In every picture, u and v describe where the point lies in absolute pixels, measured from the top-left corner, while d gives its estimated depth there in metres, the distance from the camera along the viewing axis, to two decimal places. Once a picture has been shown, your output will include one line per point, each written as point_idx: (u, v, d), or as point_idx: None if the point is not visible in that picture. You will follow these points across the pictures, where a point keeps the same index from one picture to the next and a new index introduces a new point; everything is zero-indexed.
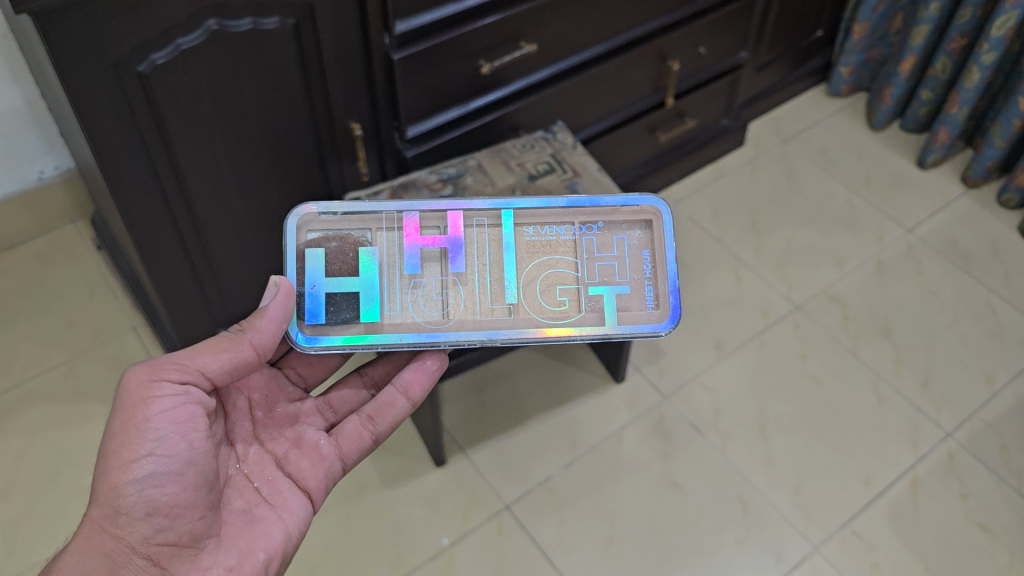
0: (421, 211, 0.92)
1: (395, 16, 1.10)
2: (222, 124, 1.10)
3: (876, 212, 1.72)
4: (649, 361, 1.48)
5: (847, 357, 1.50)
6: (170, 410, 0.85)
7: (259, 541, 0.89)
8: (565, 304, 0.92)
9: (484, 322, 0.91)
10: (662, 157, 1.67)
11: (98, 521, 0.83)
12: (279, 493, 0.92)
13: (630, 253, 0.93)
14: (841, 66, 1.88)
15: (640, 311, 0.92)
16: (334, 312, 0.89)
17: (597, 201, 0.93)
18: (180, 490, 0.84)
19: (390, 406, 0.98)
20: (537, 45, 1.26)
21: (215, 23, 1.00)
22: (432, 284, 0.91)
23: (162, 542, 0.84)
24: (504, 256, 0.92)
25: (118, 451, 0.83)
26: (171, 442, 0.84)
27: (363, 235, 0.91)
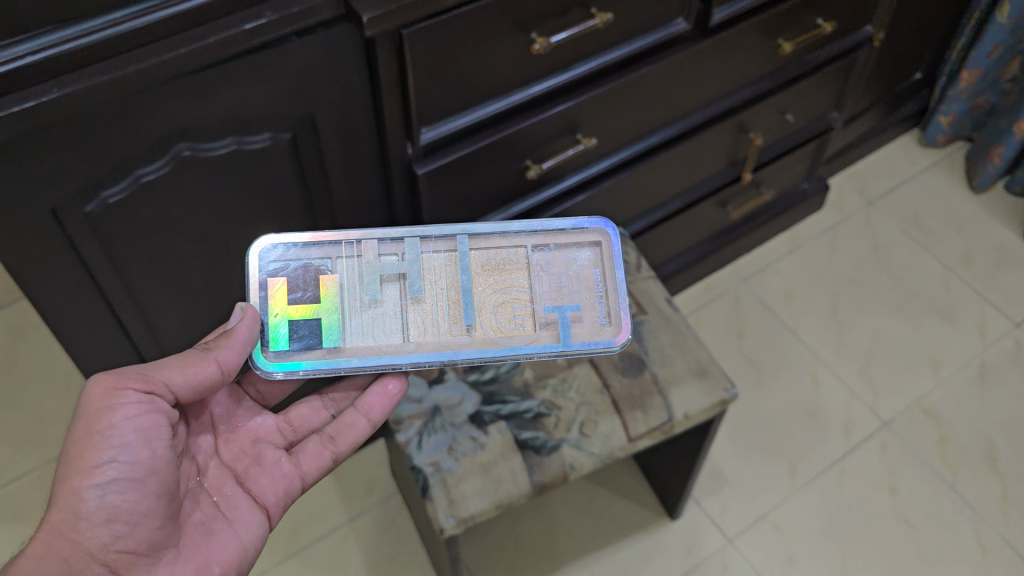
0: (380, 238, 0.76)
1: (422, 124, 0.85)
2: (202, 258, 0.87)
3: (978, 297, 1.46)
4: (710, 492, 1.26)
5: (944, 492, 1.26)
6: (138, 417, 0.69)
7: (215, 556, 0.74)
8: (522, 324, 0.76)
9: (447, 344, 0.74)
10: (730, 232, 1.42)
11: (55, 524, 0.66)
12: (236, 509, 0.77)
13: (580, 274, 0.78)
14: (940, 115, 1.60)
15: (593, 326, 0.77)
16: (298, 337, 0.74)
17: (546, 223, 0.78)
18: (145, 501, 0.69)
19: (352, 426, 0.82)
20: (597, 136, 1.02)
21: (186, 148, 0.76)
22: (392, 309, 0.75)
23: (121, 552, 0.68)
24: (462, 281, 0.76)
25: (77, 454, 0.67)
26: (136, 449, 0.68)
27: (322, 263, 0.75)
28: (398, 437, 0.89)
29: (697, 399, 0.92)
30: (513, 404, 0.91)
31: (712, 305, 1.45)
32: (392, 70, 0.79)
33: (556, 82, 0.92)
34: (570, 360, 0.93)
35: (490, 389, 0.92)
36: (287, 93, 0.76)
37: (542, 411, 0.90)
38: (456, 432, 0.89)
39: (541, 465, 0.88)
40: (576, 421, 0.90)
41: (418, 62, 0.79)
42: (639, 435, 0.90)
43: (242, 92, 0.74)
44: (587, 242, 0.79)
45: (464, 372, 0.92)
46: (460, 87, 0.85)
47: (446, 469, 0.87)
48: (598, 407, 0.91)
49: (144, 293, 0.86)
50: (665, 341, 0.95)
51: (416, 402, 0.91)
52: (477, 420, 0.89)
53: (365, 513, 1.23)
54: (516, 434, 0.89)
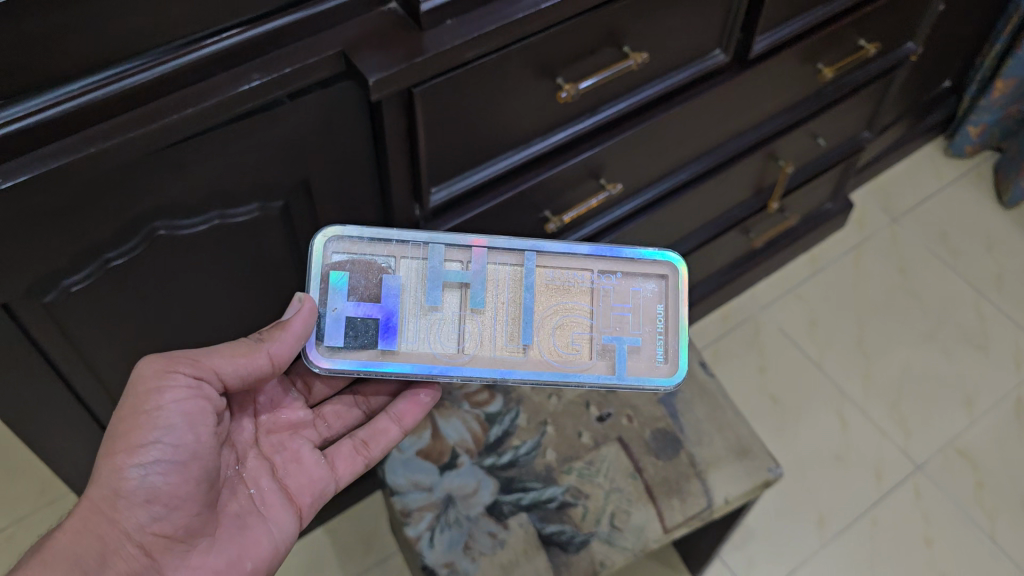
0: (448, 243, 0.66)
1: (433, 183, 0.74)
2: (181, 338, 0.75)
3: (1012, 326, 1.38)
4: (735, 545, 1.18)
5: (982, 543, 1.19)
6: (187, 402, 0.61)
7: (250, 550, 0.65)
8: (578, 351, 0.66)
9: (499, 360, 0.65)
10: (751, 258, 1.33)
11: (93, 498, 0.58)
12: (272, 502, 0.68)
13: (642, 307, 0.68)
14: (969, 124, 1.50)
15: (650, 362, 0.67)
16: (355, 338, 0.64)
17: (616, 250, 0.67)
18: (186, 487, 0.61)
19: (385, 433, 0.73)
20: (622, 179, 0.92)
21: (162, 227, 0.63)
22: (450, 318, 0.66)
23: (157, 535, 0.59)
24: (524, 298, 0.66)
25: (122, 430, 0.59)
26: (182, 434, 0.61)
27: (385, 263, 0.66)
28: (406, 532, 0.79)
29: (739, 481, 0.83)
30: (535, 492, 0.81)
31: (730, 335, 1.36)
32: (400, 132, 0.67)
33: (581, 128, 0.81)
34: (597, 440, 0.84)
35: (508, 475, 0.82)
36: (276, 163, 0.65)
37: (568, 500, 0.81)
38: (473, 527, 0.79)
39: (569, 563, 0.78)
40: (607, 511, 0.81)
41: (429, 121, 0.68)
42: (676, 525, 0.81)
43: (221, 162, 0.62)
44: (654, 274, 0.69)
45: (479, 455, 0.83)
46: (475, 142, 0.74)
47: (462, 571, 0.77)
48: (630, 495, 0.82)
49: (115, 378, 0.75)
50: (701, 415, 0.87)
51: (426, 491, 0.81)
52: (496, 512, 0.80)
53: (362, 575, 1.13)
54: (539, 528, 0.79)
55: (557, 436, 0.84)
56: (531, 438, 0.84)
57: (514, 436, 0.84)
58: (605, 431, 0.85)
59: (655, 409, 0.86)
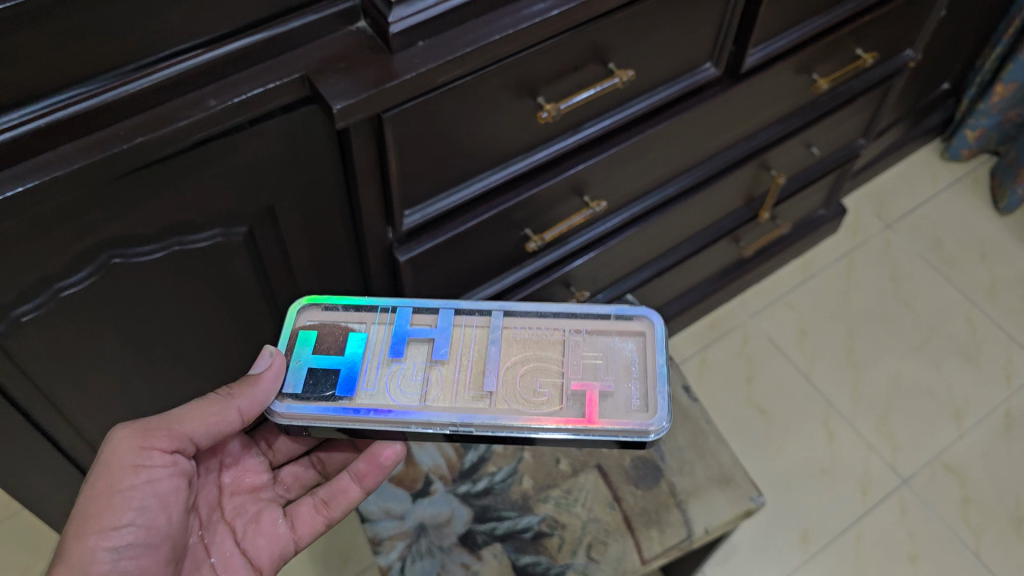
0: (417, 306, 0.65)
1: (405, 206, 0.71)
2: (143, 364, 0.72)
3: (1003, 336, 1.37)
4: (717, 560, 1.16)
5: (967, 560, 1.17)
6: (160, 482, 0.62)
7: None
8: (546, 398, 0.62)
9: (461, 407, 0.61)
10: (741, 265, 1.30)
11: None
12: (233, 572, 0.68)
13: (615, 359, 0.64)
14: (967, 128, 1.47)
15: (626, 406, 0.62)
16: (313, 387, 0.63)
17: (585, 307, 0.65)
18: (156, 566, 0.61)
19: (345, 493, 0.71)
20: (606, 195, 0.89)
21: (114, 256, 0.60)
22: (414, 368, 0.63)
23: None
24: (490, 350, 0.64)
25: (95, 509, 0.59)
26: (153, 514, 0.61)
27: (355, 324, 0.65)
28: (377, 562, 0.77)
29: (720, 510, 0.81)
30: (510, 521, 0.79)
31: (718, 345, 1.34)
32: (370, 156, 0.64)
33: (564, 145, 0.78)
34: (575, 467, 0.82)
35: (483, 503, 0.79)
36: (238, 190, 0.62)
37: (544, 530, 0.78)
38: (445, 558, 0.76)
39: None
40: (583, 542, 0.78)
41: (401, 145, 0.65)
42: (654, 556, 0.79)
43: (176, 190, 0.59)
44: (628, 332, 0.66)
45: (453, 482, 0.80)
46: (450, 164, 0.71)
47: None
48: (608, 525, 0.79)
49: (76, 407, 0.72)
50: (684, 443, 0.84)
51: (398, 520, 0.78)
52: (469, 543, 0.77)
53: None
54: (514, 559, 0.77)
55: (535, 462, 0.82)
56: (507, 464, 0.82)
57: (490, 462, 0.82)
58: (584, 458, 0.83)
59: None
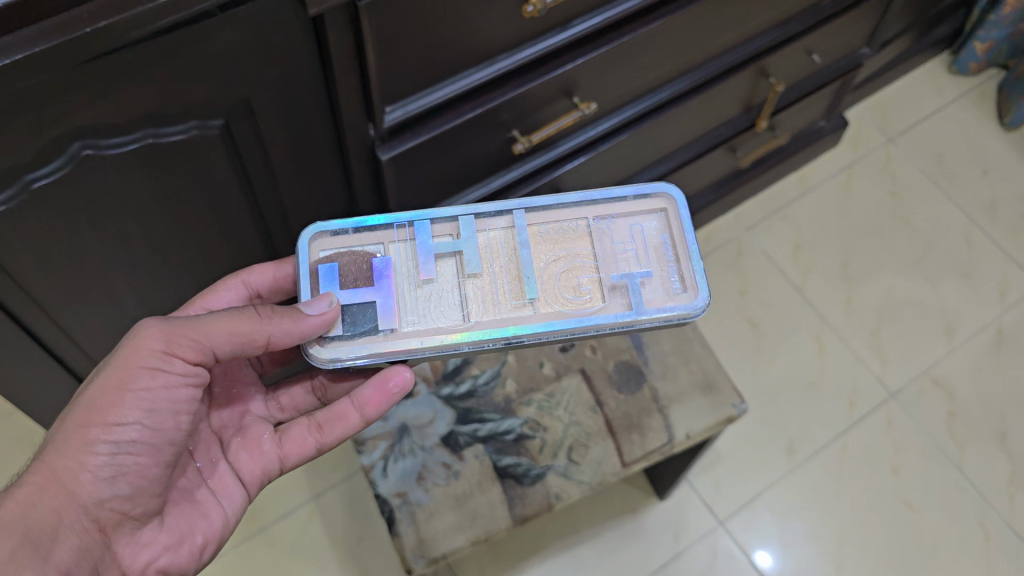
0: (434, 217, 0.63)
1: (385, 102, 0.70)
2: (123, 260, 0.72)
3: (1000, 253, 1.36)
4: (703, 468, 1.17)
5: (949, 472, 1.19)
6: (173, 389, 0.58)
7: (196, 523, 0.63)
8: (588, 294, 0.62)
9: (507, 320, 0.60)
10: (738, 177, 1.28)
11: (56, 467, 0.55)
12: (219, 480, 0.66)
13: (644, 240, 0.64)
14: (976, 40, 1.43)
15: (665, 292, 0.62)
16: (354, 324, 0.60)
17: (607, 191, 0.64)
18: (155, 468, 0.59)
19: (342, 418, 0.67)
20: (596, 97, 0.87)
21: (86, 148, 0.59)
22: (448, 286, 0.62)
23: (114, 511, 0.57)
24: (523, 254, 0.62)
25: (99, 404, 0.56)
26: (162, 418, 0.58)
27: (374, 249, 0.63)
28: (361, 461, 0.78)
29: (702, 416, 0.82)
30: (492, 424, 0.79)
31: (712, 257, 1.33)
32: (347, 47, 0.62)
33: (552, 43, 0.76)
34: (558, 371, 0.82)
35: (466, 405, 0.80)
36: (212, 81, 0.60)
37: (525, 433, 0.79)
38: (427, 457, 0.78)
39: (523, 496, 0.76)
40: (564, 444, 0.79)
41: (379, 36, 0.63)
42: (635, 459, 0.80)
43: (145, 80, 0.56)
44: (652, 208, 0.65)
45: (436, 384, 0.81)
46: (431, 59, 0.69)
47: (414, 502, 0.75)
48: (589, 428, 0.80)
49: (57, 303, 0.72)
50: (668, 349, 0.84)
51: (382, 420, 0.79)
52: (451, 443, 0.78)
53: (330, 488, 1.14)
54: (495, 460, 0.78)
55: (518, 366, 0.83)
56: (491, 368, 0.82)
57: (473, 365, 0.82)
58: (568, 362, 0.83)
59: (619, 341, 0.84)
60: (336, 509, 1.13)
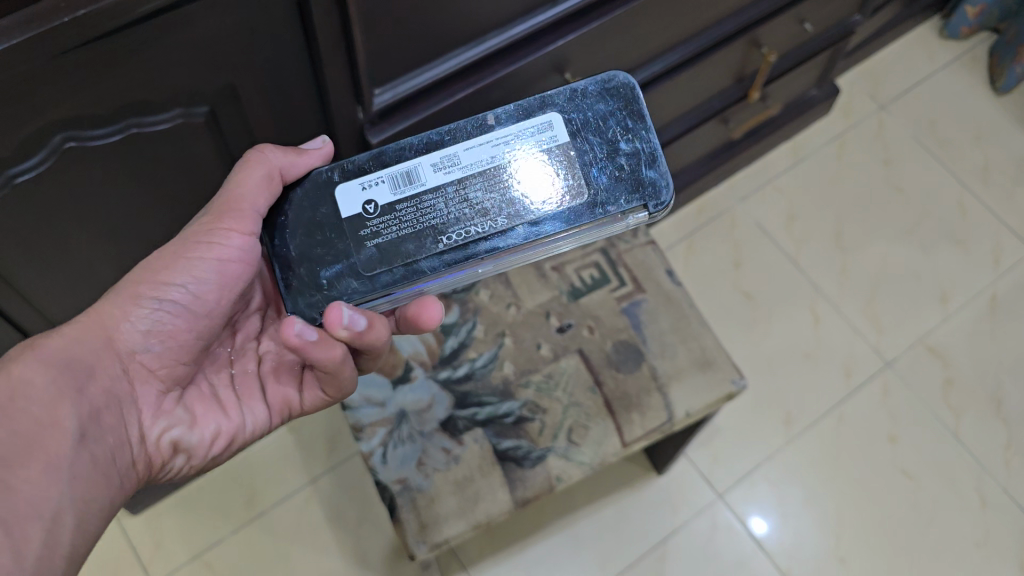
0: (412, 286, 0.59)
1: (374, 85, 0.69)
2: (111, 250, 0.71)
3: (994, 219, 1.36)
4: (700, 442, 1.17)
5: (945, 440, 1.19)
6: (226, 259, 0.60)
7: (207, 419, 0.63)
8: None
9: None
10: (730, 148, 1.27)
11: (100, 312, 0.58)
12: (246, 388, 0.66)
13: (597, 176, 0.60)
14: (968, 4, 1.42)
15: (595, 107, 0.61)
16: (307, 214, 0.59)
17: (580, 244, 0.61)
18: (188, 334, 0.61)
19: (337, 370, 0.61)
20: (587, 72, 0.85)
21: (69, 140, 0.57)
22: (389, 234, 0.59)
23: (143, 365, 0.59)
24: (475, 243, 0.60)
25: (158, 263, 0.58)
26: (207, 290, 0.60)
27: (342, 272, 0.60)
28: (359, 448, 0.77)
29: (701, 394, 0.81)
30: (491, 407, 0.79)
31: (706, 230, 1.32)
32: (335, 30, 0.61)
33: (543, 18, 0.74)
34: (556, 352, 0.82)
35: (464, 389, 0.79)
36: (196, 68, 0.58)
37: (525, 415, 0.79)
38: (426, 443, 0.77)
39: (524, 479, 0.76)
40: (564, 426, 0.79)
41: (366, 18, 0.61)
42: (635, 438, 0.80)
43: (127, 67, 0.55)
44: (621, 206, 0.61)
45: (434, 368, 0.80)
46: (420, 39, 0.67)
47: (415, 487, 0.75)
48: (589, 409, 0.80)
49: (45, 297, 0.71)
50: (666, 326, 0.84)
51: (379, 406, 0.78)
52: (450, 428, 0.77)
53: (327, 472, 1.13)
54: (495, 444, 0.77)
55: (515, 347, 0.82)
56: (488, 350, 0.82)
57: (471, 348, 0.81)
58: (565, 343, 0.82)
59: (617, 320, 0.84)
60: (334, 493, 1.12)
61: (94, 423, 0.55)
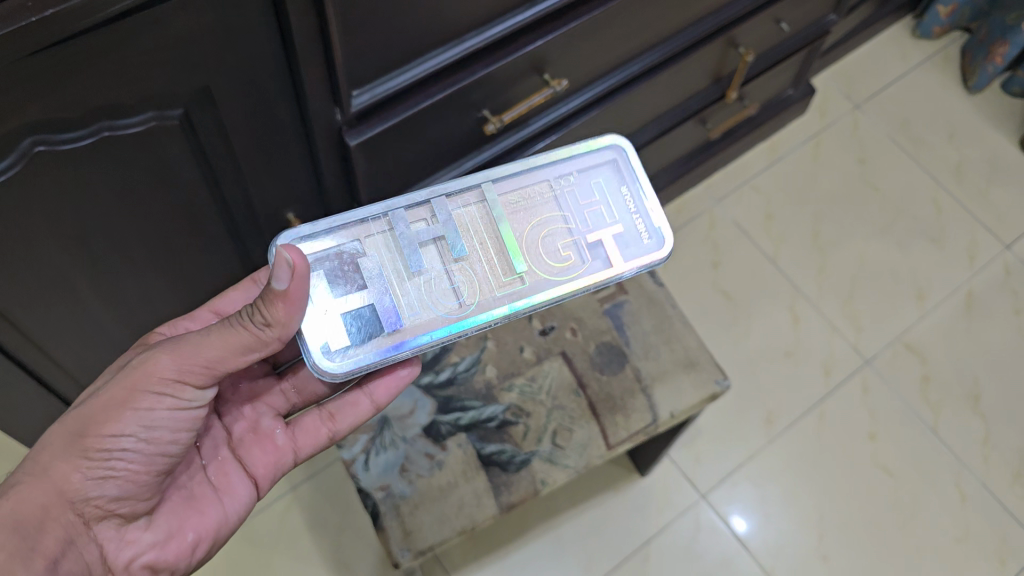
0: (407, 204, 0.62)
1: (352, 85, 0.68)
2: (84, 257, 0.69)
3: (967, 216, 1.37)
4: (682, 444, 1.17)
5: (925, 437, 1.20)
6: (178, 406, 0.57)
7: (191, 518, 0.62)
8: (568, 258, 0.64)
9: (505, 298, 0.62)
10: (708, 148, 1.27)
11: (47, 466, 0.54)
12: (223, 474, 0.65)
13: (605, 196, 0.67)
14: (939, 4, 1.44)
15: (634, 240, 0.66)
16: (360, 330, 0.59)
17: (564, 153, 0.66)
18: (148, 472, 0.57)
19: (352, 406, 0.69)
20: (566, 72, 0.85)
21: (38, 144, 0.56)
22: (437, 275, 0.62)
23: (99, 509, 0.56)
24: (502, 228, 0.63)
25: (104, 413, 0.54)
26: (160, 430, 0.57)
27: (353, 247, 0.61)
28: (341, 456, 0.76)
29: (684, 395, 0.81)
30: (474, 411, 0.78)
31: (685, 230, 1.32)
32: (313, 30, 0.60)
33: (522, 19, 0.73)
34: (539, 355, 0.81)
35: (447, 394, 0.78)
36: (170, 69, 0.57)
37: (508, 419, 0.78)
38: (409, 449, 0.76)
39: (508, 484, 0.75)
40: (548, 430, 0.78)
41: (344, 18, 0.60)
42: (620, 441, 0.79)
43: (99, 69, 0.53)
44: (597, 169, 0.68)
45: (415, 373, 0.79)
46: (398, 39, 0.66)
47: (398, 494, 0.74)
48: (573, 412, 0.79)
49: (15, 306, 0.69)
50: (648, 328, 0.84)
51: None
52: (433, 433, 0.76)
53: (306, 480, 1.12)
54: (479, 449, 0.76)
55: (498, 351, 0.81)
56: (470, 355, 0.81)
57: (452, 352, 0.80)
58: (548, 346, 0.81)
59: (600, 322, 0.83)
60: (314, 502, 1.11)
61: (49, 573, 0.52)
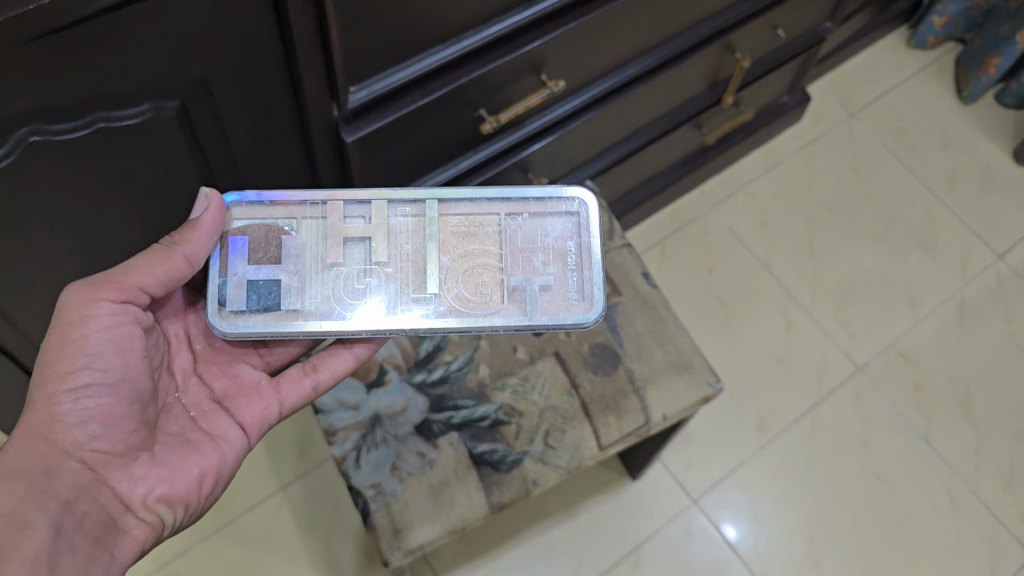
0: (348, 198, 0.63)
1: (349, 81, 0.68)
2: (76, 249, 0.68)
3: (960, 226, 1.38)
4: (674, 448, 1.17)
5: (916, 444, 1.20)
6: (113, 326, 0.59)
7: (191, 455, 0.62)
8: (487, 295, 0.63)
9: (406, 312, 0.62)
10: (703, 153, 1.27)
11: (27, 425, 0.56)
12: (212, 419, 0.66)
13: (551, 247, 0.64)
14: (934, 15, 1.44)
15: (562, 301, 0.63)
16: (260, 300, 0.62)
17: (521, 190, 0.64)
18: (121, 405, 0.59)
19: (334, 356, 0.69)
20: (564, 72, 0.85)
21: (34, 133, 0.55)
22: (353, 271, 0.63)
23: (97, 452, 0.58)
24: (428, 247, 0.63)
25: (54, 356, 0.57)
26: (109, 357, 0.58)
27: (285, 224, 0.63)
28: (332, 453, 0.76)
29: (678, 396, 0.81)
30: (466, 410, 0.77)
31: (679, 235, 1.32)
32: (312, 24, 0.60)
33: (522, 18, 0.74)
34: (532, 355, 0.81)
35: (439, 392, 0.78)
36: (168, 58, 0.57)
37: (500, 418, 0.78)
38: (401, 447, 0.75)
39: (500, 483, 0.75)
40: (540, 429, 0.78)
41: (343, 13, 0.60)
42: (612, 442, 0.79)
43: (97, 58, 0.53)
44: (554, 214, 0.65)
45: (408, 371, 0.79)
46: (397, 35, 0.66)
47: (389, 493, 0.73)
48: (565, 412, 0.79)
49: (5, 295, 0.68)
50: (642, 329, 0.84)
51: (352, 410, 0.77)
52: (425, 432, 0.76)
53: (297, 480, 1.11)
54: (470, 447, 0.76)
55: (491, 350, 0.81)
56: (463, 354, 0.80)
57: (445, 351, 0.80)
58: (542, 346, 0.81)
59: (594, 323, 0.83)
60: (305, 501, 1.10)
61: (66, 514, 0.54)
